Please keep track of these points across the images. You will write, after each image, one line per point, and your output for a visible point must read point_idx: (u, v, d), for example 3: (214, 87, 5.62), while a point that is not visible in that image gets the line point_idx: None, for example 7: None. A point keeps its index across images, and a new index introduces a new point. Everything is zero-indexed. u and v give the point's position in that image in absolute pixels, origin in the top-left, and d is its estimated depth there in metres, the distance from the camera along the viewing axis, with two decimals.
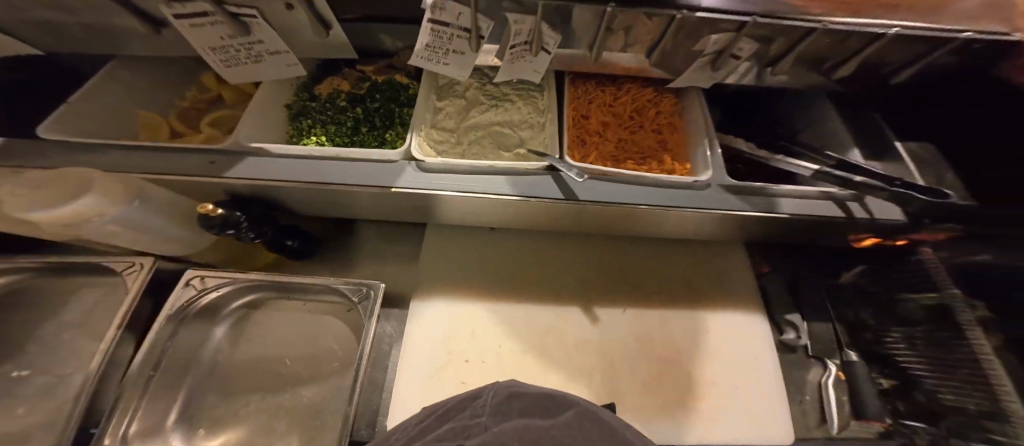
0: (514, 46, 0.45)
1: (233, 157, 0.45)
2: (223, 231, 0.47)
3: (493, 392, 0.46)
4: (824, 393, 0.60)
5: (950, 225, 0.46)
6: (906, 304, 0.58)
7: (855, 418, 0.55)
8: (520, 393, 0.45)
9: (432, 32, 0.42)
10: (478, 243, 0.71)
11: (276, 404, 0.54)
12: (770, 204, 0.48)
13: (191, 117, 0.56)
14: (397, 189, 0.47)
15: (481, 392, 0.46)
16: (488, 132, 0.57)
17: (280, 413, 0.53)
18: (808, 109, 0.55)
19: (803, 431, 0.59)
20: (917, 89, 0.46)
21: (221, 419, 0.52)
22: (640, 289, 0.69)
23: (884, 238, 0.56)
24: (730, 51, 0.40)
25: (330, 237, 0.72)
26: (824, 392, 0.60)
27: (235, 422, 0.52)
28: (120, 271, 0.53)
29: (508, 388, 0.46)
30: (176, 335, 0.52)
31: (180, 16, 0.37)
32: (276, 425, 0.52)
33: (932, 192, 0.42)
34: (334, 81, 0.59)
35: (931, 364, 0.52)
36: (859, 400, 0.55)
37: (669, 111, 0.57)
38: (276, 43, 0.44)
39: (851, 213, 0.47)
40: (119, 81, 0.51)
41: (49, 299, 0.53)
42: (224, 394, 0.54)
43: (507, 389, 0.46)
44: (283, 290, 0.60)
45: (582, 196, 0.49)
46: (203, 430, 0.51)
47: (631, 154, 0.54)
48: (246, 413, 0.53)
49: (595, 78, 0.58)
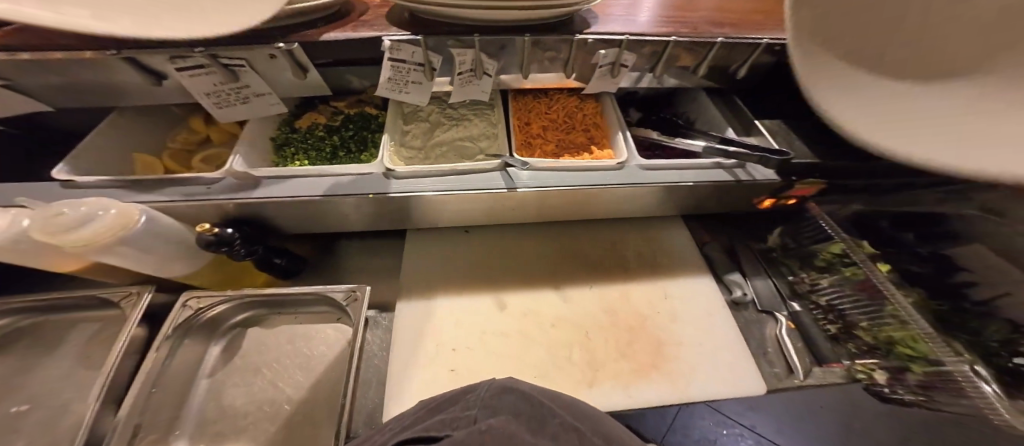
0: (461, 73, 0.57)
1: (232, 183, 0.54)
2: (218, 248, 0.51)
3: (486, 386, 0.49)
4: (783, 345, 0.66)
5: (814, 178, 0.60)
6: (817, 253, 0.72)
7: (817, 364, 0.61)
8: (512, 389, 0.47)
9: (392, 67, 0.54)
10: (456, 244, 0.79)
11: (268, 414, 0.55)
12: (676, 176, 0.61)
13: (182, 157, 0.63)
14: (373, 196, 0.56)
15: (475, 387, 0.50)
16: (452, 147, 0.67)
17: (274, 422, 0.55)
18: (699, 104, 0.72)
19: (774, 383, 0.62)
20: (760, 79, 0.66)
21: (222, 433, 0.53)
22: (603, 266, 0.77)
23: (777, 198, 0.67)
24: (620, 62, 0.58)
25: (315, 254, 0.75)
26: (783, 344, 0.65)
27: (237, 433, 0.53)
28: (117, 301, 0.56)
29: (501, 383, 0.48)
30: (174, 355, 0.55)
31: (182, 68, 0.46)
32: (276, 431, 0.54)
33: (778, 153, 0.57)
34: (312, 116, 0.68)
35: (859, 304, 0.63)
36: (814, 348, 0.63)
37: (593, 112, 0.71)
38: (260, 86, 0.53)
39: (737, 177, 0.60)
40: (118, 130, 0.58)
41: (51, 337, 0.56)
42: (215, 412, 0.55)
43: (501, 385, 0.48)
44: (276, 306, 0.65)
45: (531, 185, 0.59)
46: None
47: (567, 149, 0.67)
48: (240, 426, 0.54)
49: (532, 93, 0.72)
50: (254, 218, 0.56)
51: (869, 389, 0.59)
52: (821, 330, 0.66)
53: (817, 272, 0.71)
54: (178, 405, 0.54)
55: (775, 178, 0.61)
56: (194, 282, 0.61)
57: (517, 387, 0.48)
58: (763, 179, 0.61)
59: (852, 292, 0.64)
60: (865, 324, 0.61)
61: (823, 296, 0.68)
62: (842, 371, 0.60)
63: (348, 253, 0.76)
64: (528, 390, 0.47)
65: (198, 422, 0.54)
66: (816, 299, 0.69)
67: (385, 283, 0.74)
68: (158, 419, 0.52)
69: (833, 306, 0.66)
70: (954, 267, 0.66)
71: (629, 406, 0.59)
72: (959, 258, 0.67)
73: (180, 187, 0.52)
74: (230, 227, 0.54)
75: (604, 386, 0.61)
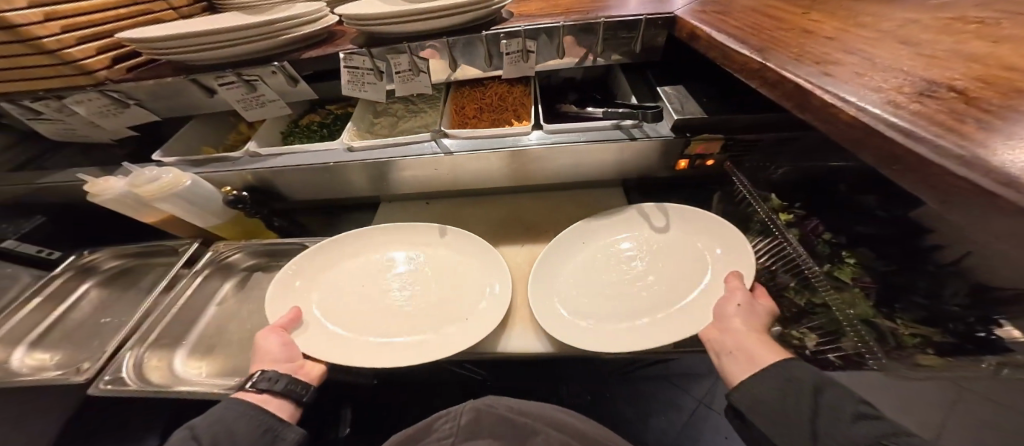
0: (400, 72, 0.74)
1: (248, 157, 0.78)
2: (236, 206, 0.75)
3: (460, 411, 0.65)
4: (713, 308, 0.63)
5: (710, 135, 0.63)
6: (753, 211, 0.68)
7: None
8: (484, 414, 0.64)
9: (350, 72, 0.74)
10: (416, 212, 0.91)
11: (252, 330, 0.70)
12: (577, 138, 0.70)
13: (230, 149, 0.90)
14: (333, 164, 0.75)
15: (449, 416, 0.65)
16: (408, 132, 0.85)
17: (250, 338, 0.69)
18: (617, 80, 0.81)
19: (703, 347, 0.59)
20: (660, 53, 0.75)
21: (213, 346, 0.68)
22: (540, 231, 0.84)
23: (689, 158, 0.70)
24: (525, 48, 0.73)
25: (312, 221, 0.94)
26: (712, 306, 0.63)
27: (221, 348, 0.68)
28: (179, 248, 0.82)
29: (472, 409, 0.65)
30: (195, 286, 0.74)
31: (221, 83, 0.73)
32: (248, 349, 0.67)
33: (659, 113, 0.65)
34: (312, 116, 0.92)
35: (782, 259, 0.65)
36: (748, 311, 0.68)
37: (521, 96, 0.84)
38: (270, 94, 0.78)
39: (631, 136, 0.67)
40: (195, 129, 0.89)
41: (151, 271, 0.86)
42: (217, 332, 0.71)
43: (475, 408, 0.65)
44: (272, 256, 0.82)
45: (453, 150, 0.74)
46: (198, 354, 0.67)
47: (495, 124, 0.80)
48: (225, 345, 0.69)
49: (472, 85, 0.88)
50: (262, 184, 0.79)
51: (799, 354, 0.61)
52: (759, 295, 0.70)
53: (751, 234, 0.73)
54: (190, 324, 0.71)
55: (671, 136, 0.65)
56: (220, 234, 0.82)
57: (490, 410, 0.64)
58: (658, 136, 0.66)
59: (786, 255, 0.63)
60: (795, 285, 0.63)
61: (759, 259, 0.71)
62: None
63: (338, 220, 0.95)
64: (500, 413, 0.64)
65: (199, 340, 0.69)
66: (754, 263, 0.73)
67: None
68: (176, 331, 0.69)
69: (768, 267, 0.69)
70: (919, 230, 0.65)
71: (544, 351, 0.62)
72: (918, 219, 0.66)
73: (219, 163, 0.78)
74: (246, 193, 0.78)
75: (518, 329, 0.66)
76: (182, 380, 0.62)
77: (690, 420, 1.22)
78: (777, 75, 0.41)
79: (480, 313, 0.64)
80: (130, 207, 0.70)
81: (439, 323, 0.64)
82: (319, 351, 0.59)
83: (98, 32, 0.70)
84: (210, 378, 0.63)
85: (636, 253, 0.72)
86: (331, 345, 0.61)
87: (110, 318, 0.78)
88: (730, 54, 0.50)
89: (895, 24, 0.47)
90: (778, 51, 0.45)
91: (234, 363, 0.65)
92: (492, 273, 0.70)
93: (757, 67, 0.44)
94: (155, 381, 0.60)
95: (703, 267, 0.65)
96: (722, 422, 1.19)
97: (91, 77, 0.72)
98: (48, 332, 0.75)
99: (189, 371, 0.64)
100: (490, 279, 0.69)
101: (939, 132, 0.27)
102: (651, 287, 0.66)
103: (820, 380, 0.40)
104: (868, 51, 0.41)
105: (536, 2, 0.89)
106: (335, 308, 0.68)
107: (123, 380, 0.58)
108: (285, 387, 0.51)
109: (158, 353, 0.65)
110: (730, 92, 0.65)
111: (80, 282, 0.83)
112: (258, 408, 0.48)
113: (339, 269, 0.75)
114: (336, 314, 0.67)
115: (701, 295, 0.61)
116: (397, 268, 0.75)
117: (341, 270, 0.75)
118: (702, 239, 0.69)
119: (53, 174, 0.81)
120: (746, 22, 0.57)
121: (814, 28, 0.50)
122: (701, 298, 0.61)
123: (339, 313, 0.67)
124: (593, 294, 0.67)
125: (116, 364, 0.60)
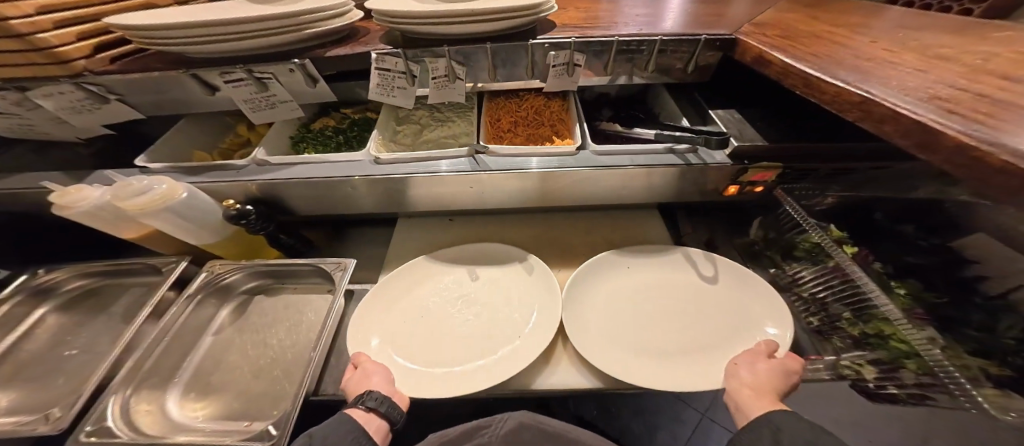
0: (436, 78, 0.68)
1: (254, 166, 0.68)
2: (238, 221, 0.64)
3: (502, 422, 0.59)
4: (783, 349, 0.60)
5: (774, 162, 0.60)
6: (796, 239, 0.65)
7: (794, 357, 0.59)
8: (524, 428, 0.57)
9: (379, 75, 0.67)
10: (439, 230, 0.83)
11: (259, 364, 0.59)
12: (627, 158, 0.66)
13: (227, 155, 0.79)
14: (356, 178, 0.67)
15: (490, 423, 0.59)
16: (437, 143, 0.78)
17: (257, 376, 0.57)
18: (660, 99, 0.79)
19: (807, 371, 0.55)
20: (708, 75, 0.73)
21: (211, 384, 0.57)
22: (576, 253, 0.77)
23: (741, 186, 0.67)
24: (573, 61, 0.68)
25: (320, 237, 0.84)
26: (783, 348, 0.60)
27: (219, 387, 0.57)
28: (161, 268, 0.69)
29: (513, 422, 0.58)
30: (190, 312, 0.62)
31: (228, 79, 0.64)
32: (254, 387, 0.56)
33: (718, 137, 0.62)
34: (325, 120, 0.83)
35: (837, 290, 0.58)
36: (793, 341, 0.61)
37: (559, 110, 0.80)
38: (284, 94, 0.69)
39: (687, 160, 0.64)
40: (185, 130, 0.77)
41: (124, 293, 0.73)
42: (215, 367, 0.60)
43: (516, 420, 0.59)
44: (279, 277, 0.71)
45: (493, 168, 0.68)
46: (194, 395, 0.56)
47: (533, 139, 0.75)
48: (226, 385, 0.57)
49: (505, 95, 0.82)
50: (271, 197, 0.69)
51: (856, 385, 0.54)
52: (803, 325, 0.62)
53: (797, 262, 0.66)
54: (179, 359, 0.59)
55: (729, 162, 0.62)
56: (214, 252, 0.71)
57: (533, 425, 0.58)
58: (715, 163, 0.62)
59: (838, 283, 0.57)
60: (849, 316, 0.56)
61: (805, 287, 0.64)
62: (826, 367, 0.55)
63: (352, 236, 0.85)
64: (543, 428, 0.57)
65: (193, 377, 0.58)
66: (798, 290, 0.65)
67: (368, 267, 0.79)
68: (165, 367, 0.57)
69: (817, 297, 0.61)
70: None
71: (587, 386, 0.56)
72: (959, 249, 0.59)
73: (219, 171, 0.67)
74: (250, 206, 0.67)
75: (563, 364, 0.59)
76: (181, 428, 0.51)
77: (695, 434, 1.19)
78: (888, 110, 0.38)
79: (509, 357, 0.58)
80: (107, 221, 0.59)
81: (478, 356, 0.58)
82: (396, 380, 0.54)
83: (81, 15, 0.59)
84: (214, 425, 0.52)
85: (682, 286, 0.66)
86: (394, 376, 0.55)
87: (69, 351, 0.65)
88: (817, 84, 0.47)
89: (979, 60, 0.46)
90: (877, 84, 0.43)
91: (243, 404, 0.54)
92: (535, 321, 0.63)
93: (858, 99, 0.42)
94: (148, 433, 0.49)
95: (754, 316, 0.59)
96: (727, 436, 1.17)
97: (68, 67, 0.60)
98: None
99: (190, 416, 0.53)
100: (546, 310, 0.64)
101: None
102: (698, 323, 0.60)
103: (816, 438, 0.37)
104: (975, 86, 0.39)
105: (575, 13, 0.85)
106: (358, 333, 0.60)
107: (111, 430, 0.47)
108: (387, 409, 0.46)
109: (146, 395, 0.54)
110: (786, 118, 0.63)
111: (33, 307, 0.69)
112: (363, 428, 0.43)
113: (376, 301, 0.65)
114: (388, 346, 0.60)
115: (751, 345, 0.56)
116: (436, 296, 0.68)
117: (382, 301, 0.66)
118: (753, 292, 0.62)
119: (6, 179, 0.67)
120: (818, 50, 0.55)
121: (895, 60, 0.49)
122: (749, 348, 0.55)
123: (363, 341, 0.59)
124: (635, 325, 0.62)
125: (99, 410, 0.48)
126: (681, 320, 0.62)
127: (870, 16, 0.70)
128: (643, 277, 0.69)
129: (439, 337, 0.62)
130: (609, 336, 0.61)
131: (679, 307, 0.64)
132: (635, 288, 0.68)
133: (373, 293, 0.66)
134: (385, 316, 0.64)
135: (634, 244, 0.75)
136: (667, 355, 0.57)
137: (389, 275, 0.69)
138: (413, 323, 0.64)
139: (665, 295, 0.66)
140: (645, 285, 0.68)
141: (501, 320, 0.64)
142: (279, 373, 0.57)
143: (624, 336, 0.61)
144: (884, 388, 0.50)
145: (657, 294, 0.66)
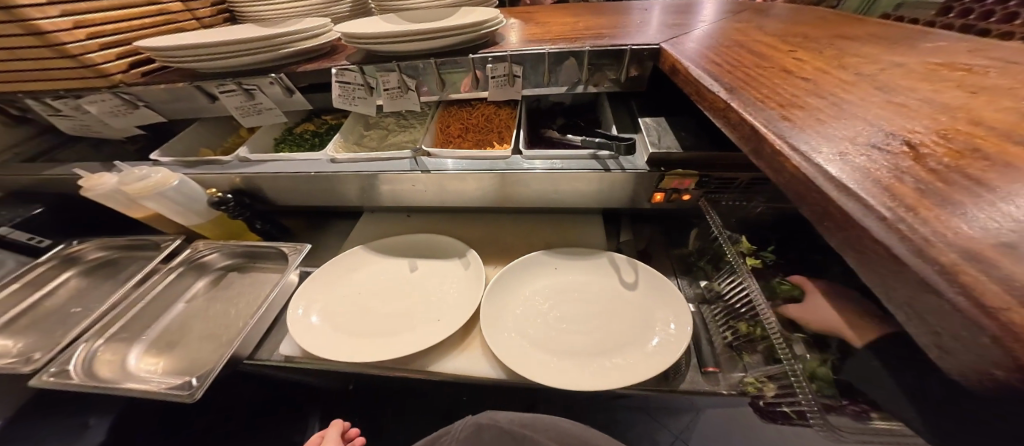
0: (389, 89, 0.77)
1: (238, 162, 0.81)
2: (219, 207, 0.76)
3: (461, 426, 0.60)
4: (691, 361, 0.60)
5: (687, 170, 0.61)
6: (721, 249, 0.65)
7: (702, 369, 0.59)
8: (482, 426, 0.58)
9: (341, 87, 0.77)
10: (397, 223, 0.91)
11: (213, 330, 0.70)
12: (553, 164, 0.70)
13: (228, 152, 0.94)
14: (315, 174, 0.77)
15: (448, 431, 0.60)
16: (394, 146, 0.86)
17: (211, 339, 0.68)
18: (604, 108, 0.81)
19: (709, 385, 0.56)
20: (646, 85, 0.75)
21: (170, 344, 0.69)
22: (515, 252, 0.81)
23: (666, 192, 0.68)
24: (510, 72, 0.73)
25: (296, 226, 0.95)
26: (692, 359, 0.61)
27: (176, 346, 0.68)
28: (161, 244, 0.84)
29: (473, 422, 0.59)
30: (169, 283, 0.75)
31: (222, 89, 0.77)
32: (202, 351, 0.67)
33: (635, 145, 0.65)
34: (308, 125, 0.96)
35: (746, 302, 0.56)
36: (698, 351, 0.62)
37: (508, 118, 0.85)
38: (267, 102, 0.82)
39: (605, 166, 0.67)
40: (198, 131, 0.94)
41: (134, 264, 0.88)
42: (179, 329, 0.71)
43: (473, 422, 0.59)
44: (250, 257, 0.83)
45: (431, 170, 0.75)
46: (155, 351, 0.67)
47: (477, 144, 0.81)
48: (181, 346, 0.68)
49: (462, 104, 0.90)
50: (250, 189, 0.81)
51: (754, 403, 0.54)
52: (721, 339, 0.62)
53: (722, 272, 0.65)
54: (154, 317, 0.72)
55: (646, 169, 0.64)
56: (203, 233, 0.84)
57: (489, 423, 0.58)
58: (633, 169, 0.65)
59: (746, 295, 0.56)
60: (757, 330, 0.55)
61: (725, 299, 0.63)
62: (729, 383, 0.56)
63: (324, 226, 0.96)
64: (501, 425, 0.57)
65: (159, 335, 0.70)
66: (721, 303, 0.64)
67: (330, 254, 0.88)
68: (139, 323, 0.70)
69: (734, 309, 0.60)
70: None
71: (488, 375, 0.60)
72: None
73: (211, 166, 0.81)
74: (232, 195, 0.79)
75: (473, 353, 0.64)
76: (131, 376, 0.62)
77: None
78: (737, 116, 0.40)
79: (419, 339, 0.63)
80: (119, 202, 0.73)
81: (392, 334, 0.65)
82: (312, 343, 0.62)
83: (116, 39, 0.77)
84: (161, 376, 0.63)
85: (604, 290, 0.69)
86: (316, 342, 0.63)
87: (80, 308, 0.80)
88: (702, 92, 0.48)
89: (883, 67, 0.44)
90: (747, 90, 0.43)
91: (192, 363, 0.65)
92: (452, 312, 0.68)
93: (723, 106, 0.43)
94: (104, 376, 0.61)
95: (656, 322, 0.61)
96: None
97: (108, 80, 0.77)
98: (22, 315, 0.77)
99: (142, 367, 0.64)
100: (466, 302, 0.69)
101: (873, 192, 0.26)
102: (602, 327, 0.63)
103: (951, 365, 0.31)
104: (840, 94, 0.39)
105: (533, 28, 0.90)
106: (298, 299, 0.70)
107: (68, 373, 0.59)
108: None
109: (114, 347, 0.66)
110: (711, 127, 0.63)
111: (62, 270, 0.86)
112: None
113: (320, 281, 0.74)
114: (320, 316, 0.68)
115: (650, 351, 0.58)
116: (375, 281, 0.76)
117: (323, 282, 0.74)
118: (665, 301, 0.63)
119: (60, 167, 0.86)
120: (730, 57, 0.54)
121: (796, 68, 0.48)
122: (643, 354, 0.57)
123: (299, 308, 0.68)
124: (542, 323, 0.65)
125: (67, 356, 0.61)
126: (588, 323, 0.64)
127: (823, 22, 0.66)
128: (565, 279, 0.72)
129: (363, 317, 0.68)
130: (514, 330, 0.64)
131: (591, 311, 0.66)
132: (553, 288, 0.71)
133: (320, 270, 0.76)
134: (324, 290, 0.73)
135: (565, 247, 0.78)
136: (565, 355, 0.60)
137: (337, 257, 0.79)
138: (346, 299, 0.71)
139: (579, 298, 0.69)
140: (563, 287, 0.71)
141: (425, 307, 0.70)
142: (225, 339, 0.68)
143: (528, 331, 0.64)
144: (776, 405, 0.49)
145: (574, 296, 0.69)
